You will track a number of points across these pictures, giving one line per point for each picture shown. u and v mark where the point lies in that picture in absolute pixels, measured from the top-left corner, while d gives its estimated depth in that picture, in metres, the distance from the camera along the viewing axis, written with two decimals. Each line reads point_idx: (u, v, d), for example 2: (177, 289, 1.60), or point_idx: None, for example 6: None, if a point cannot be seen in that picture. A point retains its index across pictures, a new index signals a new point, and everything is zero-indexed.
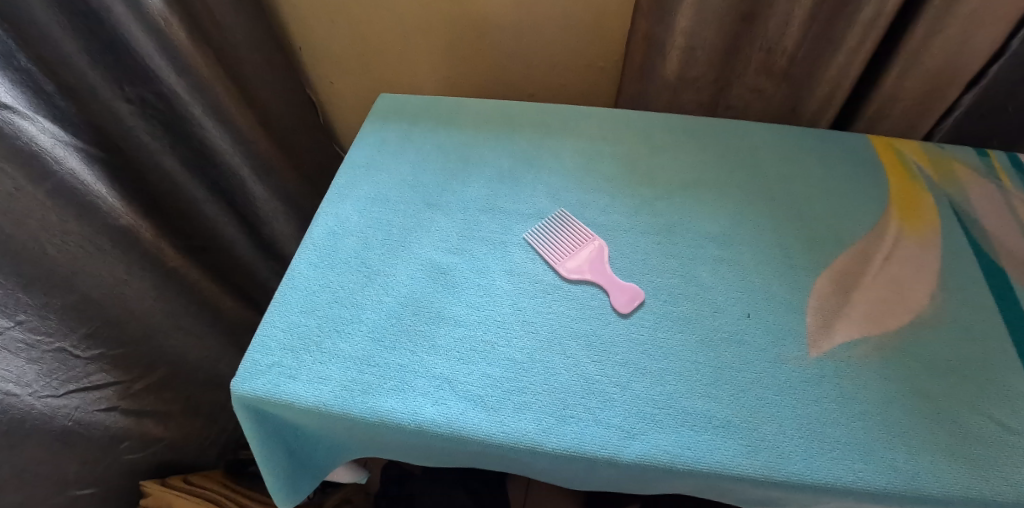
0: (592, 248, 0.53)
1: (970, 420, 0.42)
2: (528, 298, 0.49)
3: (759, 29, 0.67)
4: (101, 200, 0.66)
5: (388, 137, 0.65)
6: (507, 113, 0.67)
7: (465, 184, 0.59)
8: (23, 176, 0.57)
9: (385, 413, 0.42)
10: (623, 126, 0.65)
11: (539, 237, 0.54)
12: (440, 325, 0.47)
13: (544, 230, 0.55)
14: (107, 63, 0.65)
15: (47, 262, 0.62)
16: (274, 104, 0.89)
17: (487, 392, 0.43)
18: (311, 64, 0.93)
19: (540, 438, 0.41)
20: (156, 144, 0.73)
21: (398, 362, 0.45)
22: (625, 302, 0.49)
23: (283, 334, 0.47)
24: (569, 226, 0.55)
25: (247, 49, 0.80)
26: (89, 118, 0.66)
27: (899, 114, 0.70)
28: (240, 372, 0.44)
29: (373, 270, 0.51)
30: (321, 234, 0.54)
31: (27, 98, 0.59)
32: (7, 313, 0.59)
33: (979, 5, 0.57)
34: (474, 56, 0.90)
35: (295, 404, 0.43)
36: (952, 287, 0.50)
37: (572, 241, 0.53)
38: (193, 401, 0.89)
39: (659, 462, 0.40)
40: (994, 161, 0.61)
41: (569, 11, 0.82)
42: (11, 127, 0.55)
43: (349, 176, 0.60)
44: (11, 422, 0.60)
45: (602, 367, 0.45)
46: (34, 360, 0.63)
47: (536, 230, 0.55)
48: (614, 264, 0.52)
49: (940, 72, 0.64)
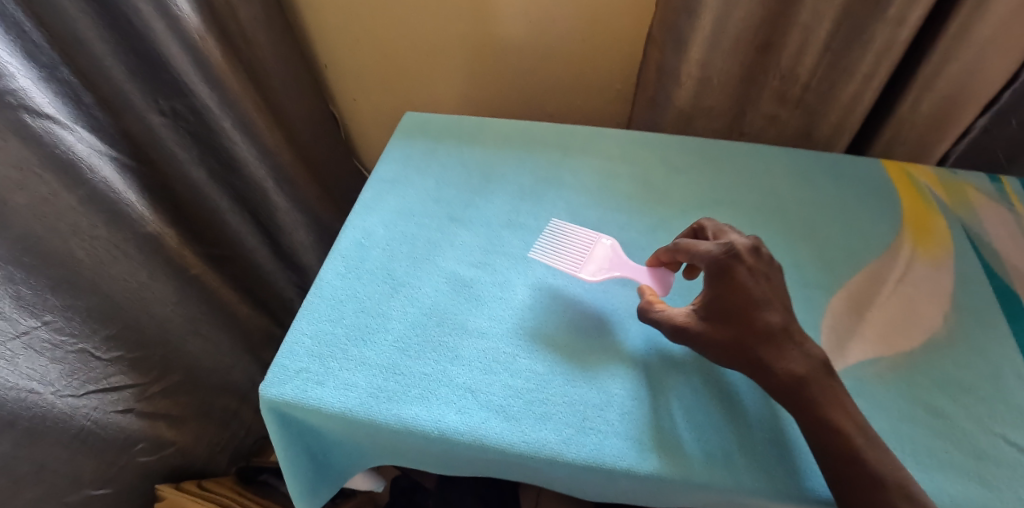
0: (606, 248, 0.53)
1: (984, 441, 0.43)
2: (549, 313, 0.51)
3: (774, 58, 0.69)
4: (131, 207, 0.69)
5: (414, 153, 0.67)
6: (529, 132, 0.69)
7: (487, 200, 0.61)
8: (59, 182, 0.60)
9: (409, 419, 0.43)
10: (640, 146, 0.67)
11: (543, 250, 0.55)
12: (463, 336, 0.49)
13: (548, 243, 0.55)
14: (144, 76, 0.69)
15: (75, 266, 0.64)
16: (297, 118, 0.92)
17: (509, 403, 0.44)
18: (336, 80, 0.97)
19: (560, 448, 0.42)
20: (185, 155, 0.76)
21: (423, 371, 0.46)
22: (656, 285, 0.50)
23: (310, 341, 0.48)
24: (571, 234, 0.56)
25: (274, 64, 0.84)
26: (124, 128, 0.70)
27: (913, 138, 0.71)
28: (269, 377, 0.46)
29: (399, 282, 0.53)
30: (348, 246, 0.56)
31: (67, 108, 0.61)
32: (34, 312, 0.61)
33: (993, 35, 0.58)
34: (492, 76, 0.93)
35: (322, 409, 0.44)
36: (964, 309, 0.51)
37: (582, 247, 0.54)
38: (206, 406, 0.91)
39: (675, 474, 0.41)
40: (1006, 185, 0.62)
41: (587, 35, 0.84)
42: (50, 136, 0.58)
43: (376, 190, 0.62)
44: (33, 419, 0.62)
45: (621, 381, 0.46)
46: (58, 359, 0.65)
47: (542, 244, 0.56)
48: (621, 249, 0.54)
49: (954, 98, 0.65)
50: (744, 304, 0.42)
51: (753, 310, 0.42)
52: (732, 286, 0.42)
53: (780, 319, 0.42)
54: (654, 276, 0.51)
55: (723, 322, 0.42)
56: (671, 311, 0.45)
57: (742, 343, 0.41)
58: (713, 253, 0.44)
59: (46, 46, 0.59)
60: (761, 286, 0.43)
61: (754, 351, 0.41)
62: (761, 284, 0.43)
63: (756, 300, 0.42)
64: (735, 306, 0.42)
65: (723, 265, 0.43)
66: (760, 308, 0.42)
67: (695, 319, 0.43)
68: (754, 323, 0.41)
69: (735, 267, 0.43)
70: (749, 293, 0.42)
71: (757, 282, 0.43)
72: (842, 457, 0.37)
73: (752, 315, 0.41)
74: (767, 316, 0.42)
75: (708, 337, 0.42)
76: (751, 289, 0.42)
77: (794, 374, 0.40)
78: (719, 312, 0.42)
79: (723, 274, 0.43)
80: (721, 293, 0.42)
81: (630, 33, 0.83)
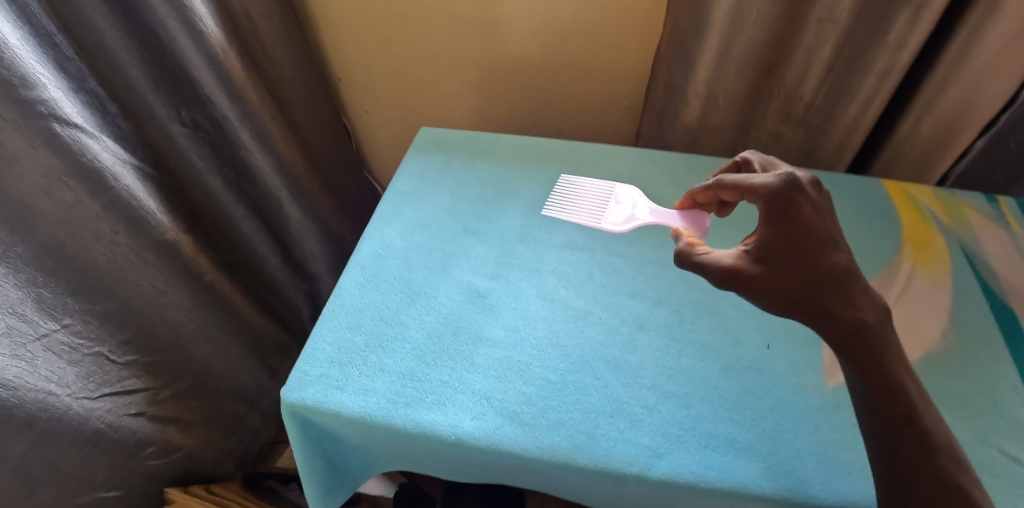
0: (626, 195, 0.58)
1: (981, 453, 0.44)
2: (561, 323, 0.52)
3: (778, 79, 0.71)
4: (151, 215, 0.71)
5: (430, 167, 0.69)
6: (540, 149, 0.72)
7: (501, 213, 0.63)
8: (84, 190, 0.62)
9: (427, 424, 0.45)
10: (647, 164, 0.69)
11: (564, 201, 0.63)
12: (479, 345, 0.50)
13: (568, 196, 0.63)
14: (167, 87, 0.71)
15: (95, 270, 0.66)
16: (312, 130, 0.95)
17: (523, 409, 0.46)
18: (350, 93, 1.00)
19: (572, 454, 0.43)
20: (203, 164, 0.79)
21: (440, 378, 0.48)
22: (692, 227, 0.51)
23: (330, 347, 0.50)
24: (589, 186, 0.63)
25: (292, 78, 0.87)
26: (145, 137, 0.72)
27: (914, 158, 0.73)
28: (291, 382, 0.48)
29: (416, 292, 0.55)
30: (366, 256, 0.58)
31: (94, 118, 0.64)
32: (54, 315, 0.63)
33: (990, 60, 0.61)
34: (502, 91, 0.96)
35: (342, 413, 0.46)
36: (962, 325, 0.53)
37: (602, 196, 0.60)
38: (214, 411, 0.92)
39: (684, 480, 0.42)
40: (1003, 206, 0.64)
41: (596, 54, 0.87)
42: (79, 144, 0.60)
43: (393, 202, 0.64)
44: (49, 421, 0.64)
45: (630, 389, 0.48)
46: (74, 362, 0.67)
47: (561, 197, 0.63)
48: (644, 198, 0.59)
49: (953, 120, 0.68)
50: (810, 245, 0.38)
51: (820, 252, 0.38)
52: (797, 223, 0.38)
53: (845, 260, 0.38)
54: (688, 219, 0.52)
55: (783, 266, 0.38)
56: (718, 255, 0.40)
57: (808, 289, 0.37)
58: (773, 185, 0.39)
59: (76, 58, 0.61)
60: (825, 222, 0.38)
61: (819, 299, 0.37)
62: (825, 220, 0.39)
63: (822, 238, 0.38)
64: (798, 246, 0.38)
65: (786, 198, 0.38)
66: (826, 248, 0.38)
67: (748, 262, 0.38)
68: (820, 265, 0.37)
69: (802, 205, 0.38)
70: (813, 231, 0.38)
71: (820, 218, 0.38)
72: (901, 417, 0.36)
73: (818, 258, 0.38)
74: (833, 258, 0.38)
75: (767, 283, 0.37)
76: (817, 229, 0.38)
77: (863, 321, 0.37)
78: (780, 252, 0.38)
79: (787, 209, 0.38)
80: (784, 234, 0.38)
81: (638, 52, 0.86)
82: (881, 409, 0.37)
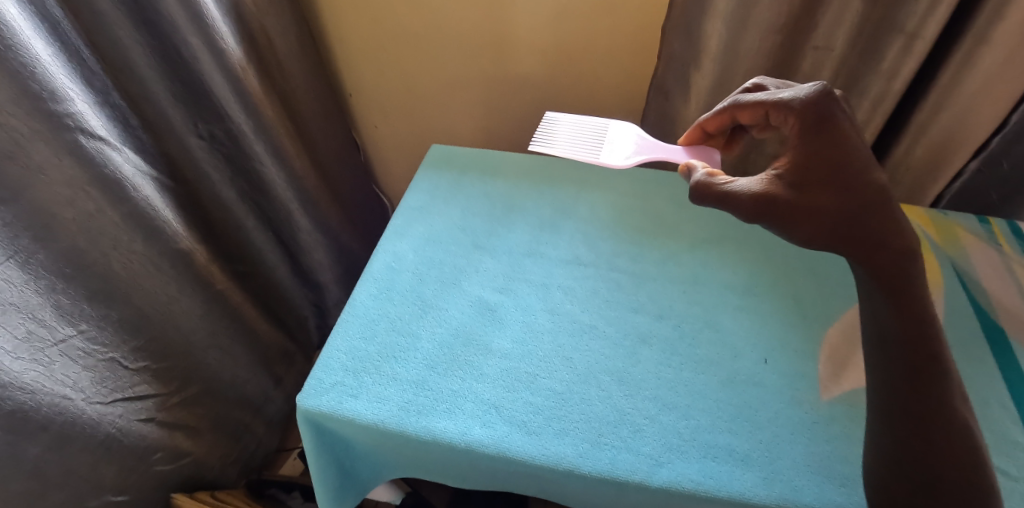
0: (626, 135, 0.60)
1: None
2: (567, 336, 0.54)
3: None
4: (167, 225, 0.74)
5: (440, 183, 0.72)
6: (546, 167, 0.74)
7: (509, 229, 0.66)
8: (104, 200, 0.65)
9: (438, 432, 0.47)
10: (650, 183, 0.72)
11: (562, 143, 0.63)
12: (488, 356, 0.52)
13: (567, 138, 0.64)
14: (186, 102, 0.74)
15: (113, 278, 0.68)
16: (323, 144, 0.98)
17: (530, 418, 0.48)
18: (360, 109, 1.03)
19: (577, 461, 0.45)
20: (218, 176, 0.81)
21: (450, 387, 0.50)
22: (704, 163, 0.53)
23: (345, 357, 0.52)
24: (586, 128, 0.64)
25: (305, 94, 0.90)
26: (164, 150, 0.74)
27: (908, 179, 0.76)
28: (307, 389, 0.50)
29: (427, 304, 0.57)
30: (379, 269, 0.60)
31: (117, 130, 0.66)
32: (72, 320, 0.65)
33: (980, 87, 0.63)
34: (508, 109, 0.98)
35: (356, 420, 0.48)
36: (954, 343, 0.55)
37: (600, 136, 0.62)
38: (220, 418, 0.94)
39: (684, 488, 0.44)
40: (995, 227, 0.66)
41: (599, 74, 0.90)
42: (101, 156, 0.63)
43: (405, 217, 0.67)
44: (64, 424, 0.65)
45: (633, 401, 0.49)
46: (89, 367, 0.68)
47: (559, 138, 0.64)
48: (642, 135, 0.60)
49: (946, 143, 0.70)
50: (846, 160, 0.38)
51: (857, 169, 0.38)
52: (834, 137, 0.38)
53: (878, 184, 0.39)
54: (697, 154, 0.53)
55: (819, 187, 0.38)
56: (744, 183, 0.40)
57: (845, 211, 0.38)
58: (809, 100, 0.39)
59: (101, 73, 0.63)
60: (858, 138, 0.39)
61: (855, 220, 0.38)
62: (857, 135, 0.39)
63: (856, 153, 0.39)
64: (834, 163, 0.38)
65: (823, 113, 0.38)
66: (861, 165, 0.39)
67: (782, 187, 0.39)
68: (857, 181, 0.38)
69: (838, 119, 0.38)
70: (848, 145, 0.38)
71: (852, 133, 0.39)
72: (927, 355, 0.38)
73: (854, 175, 0.38)
74: (868, 177, 0.39)
75: (802, 207, 0.38)
76: (852, 144, 0.38)
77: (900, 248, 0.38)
78: (817, 169, 0.38)
79: (824, 123, 0.38)
80: (820, 152, 0.38)
81: (640, 74, 0.89)
82: (910, 346, 0.39)
